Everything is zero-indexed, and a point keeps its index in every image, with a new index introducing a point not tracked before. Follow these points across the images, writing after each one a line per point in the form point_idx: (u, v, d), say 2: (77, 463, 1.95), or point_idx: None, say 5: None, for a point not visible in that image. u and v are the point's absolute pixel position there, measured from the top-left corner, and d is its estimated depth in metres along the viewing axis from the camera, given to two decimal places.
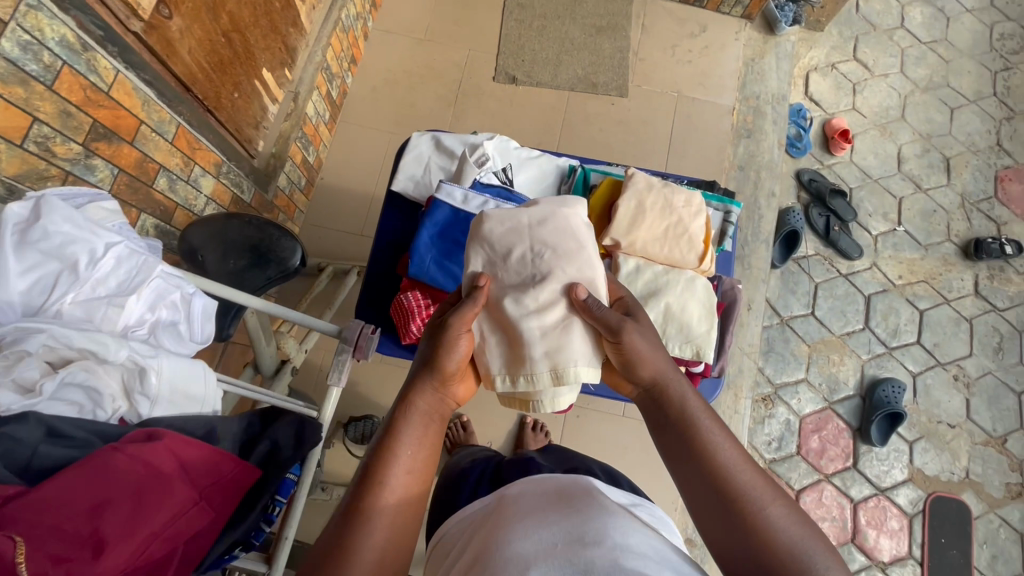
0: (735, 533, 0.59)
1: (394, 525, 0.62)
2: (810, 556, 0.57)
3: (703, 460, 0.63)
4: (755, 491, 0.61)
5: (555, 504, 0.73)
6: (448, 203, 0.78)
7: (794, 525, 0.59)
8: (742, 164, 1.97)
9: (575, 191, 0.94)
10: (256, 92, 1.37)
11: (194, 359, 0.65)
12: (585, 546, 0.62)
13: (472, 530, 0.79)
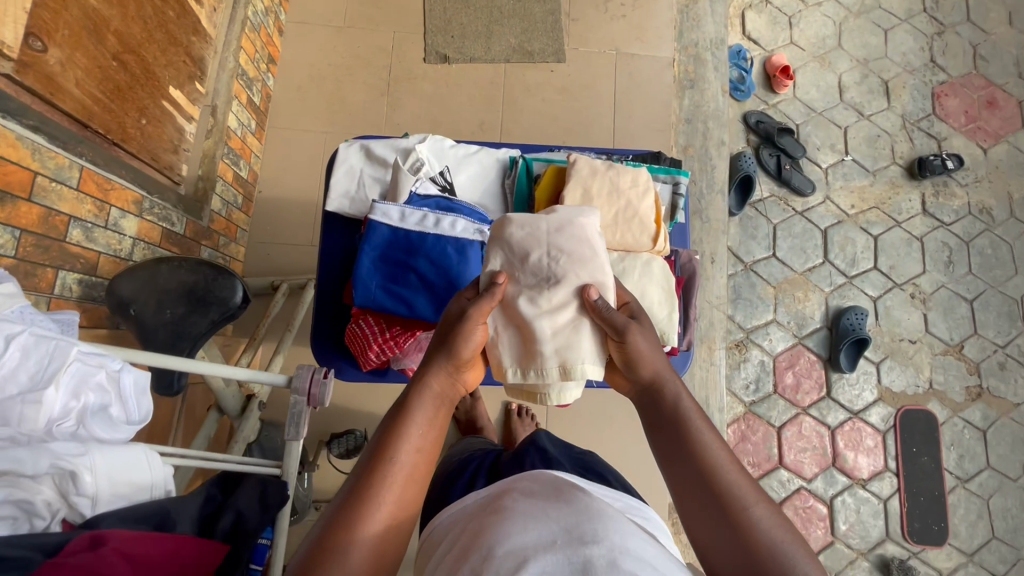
0: (723, 527, 0.60)
1: (390, 522, 0.61)
2: (792, 558, 0.58)
3: (695, 456, 0.64)
4: (745, 495, 0.62)
5: (553, 500, 0.71)
6: (384, 223, 0.74)
7: (778, 527, 0.60)
8: (689, 117, 1.95)
9: (519, 185, 0.91)
10: (167, 114, 1.25)
11: (133, 447, 0.61)
12: (584, 546, 0.59)
13: (462, 523, 0.76)
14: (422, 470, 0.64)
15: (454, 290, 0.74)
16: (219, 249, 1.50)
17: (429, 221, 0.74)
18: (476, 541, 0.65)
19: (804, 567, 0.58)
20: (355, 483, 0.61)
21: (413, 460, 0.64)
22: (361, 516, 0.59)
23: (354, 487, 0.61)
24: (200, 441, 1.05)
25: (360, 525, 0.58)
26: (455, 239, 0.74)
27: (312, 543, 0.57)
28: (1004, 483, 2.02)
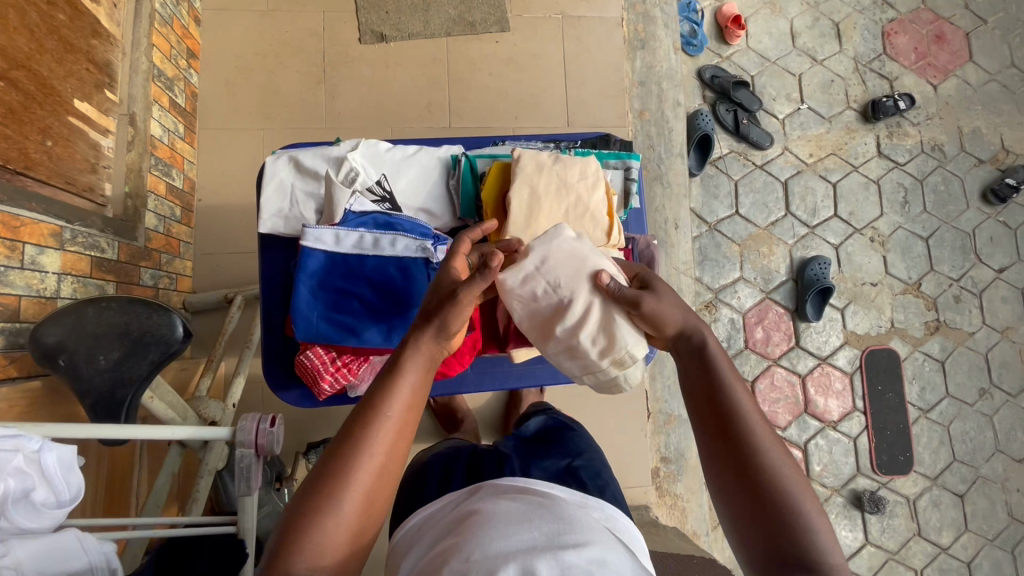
0: (735, 470, 0.61)
1: (381, 477, 0.59)
2: (802, 503, 0.58)
3: (719, 399, 0.64)
4: (764, 445, 0.61)
5: (536, 505, 0.70)
6: (319, 250, 0.70)
7: (794, 475, 0.60)
8: (642, 80, 1.90)
9: (465, 184, 0.87)
10: (76, 131, 1.14)
11: (60, 533, 0.57)
12: (565, 553, 0.58)
13: (447, 518, 0.74)
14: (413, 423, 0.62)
15: (400, 311, 0.72)
16: (162, 267, 1.41)
17: (367, 242, 0.71)
18: (454, 545, 0.63)
19: (815, 517, 0.58)
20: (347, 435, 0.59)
21: (404, 415, 0.61)
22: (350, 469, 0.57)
23: (343, 438, 0.59)
24: (163, 480, 1.00)
25: (352, 474, 0.57)
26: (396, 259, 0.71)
27: (305, 491, 0.56)
28: (963, 409, 2.13)
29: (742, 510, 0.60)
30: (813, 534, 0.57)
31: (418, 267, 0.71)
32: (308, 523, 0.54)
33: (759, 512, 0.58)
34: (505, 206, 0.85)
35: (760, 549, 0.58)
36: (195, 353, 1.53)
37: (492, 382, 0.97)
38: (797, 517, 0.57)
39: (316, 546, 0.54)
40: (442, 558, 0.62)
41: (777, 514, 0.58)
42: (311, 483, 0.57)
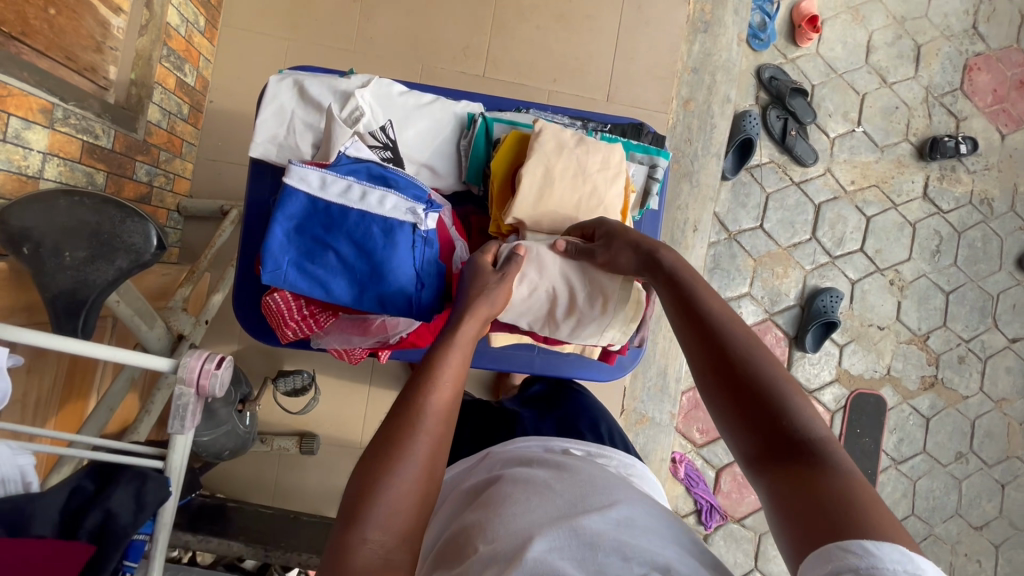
0: (724, 376, 0.62)
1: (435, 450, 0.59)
2: (793, 397, 0.59)
3: (699, 316, 0.67)
4: (744, 346, 0.64)
5: (559, 471, 0.72)
6: (303, 190, 0.63)
7: (778, 369, 0.61)
8: (697, 66, 1.77)
9: (476, 148, 0.80)
10: (85, 5, 1.06)
11: None
12: (591, 517, 0.60)
13: (469, 489, 0.76)
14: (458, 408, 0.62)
15: (379, 277, 0.65)
16: (159, 165, 1.36)
17: (355, 193, 0.64)
18: (481, 518, 0.65)
19: (805, 404, 0.59)
20: (396, 414, 0.59)
21: (452, 394, 0.62)
22: (405, 445, 0.57)
23: (397, 414, 0.59)
24: (121, 383, 0.96)
25: (415, 437, 0.57)
26: (383, 218, 0.64)
27: (357, 477, 0.56)
28: (934, 467, 2.11)
29: (736, 415, 0.60)
30: (803, 416, 0.57)
31: (406, 232, 0.65)
32: (366, 500, 0.53)
33: (752, 410, 0.59)
34: (514, 183, 0.78)
35: (760, 447, 0.57)
36: (183, 257, 1.50)
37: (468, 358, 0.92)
38: (786, 403, 0.58)
39: (376, 520, 0.53)
40: (480, 524, 0.64)
41: (771, 410, 0.58)
42: (365, 466, 0.56)
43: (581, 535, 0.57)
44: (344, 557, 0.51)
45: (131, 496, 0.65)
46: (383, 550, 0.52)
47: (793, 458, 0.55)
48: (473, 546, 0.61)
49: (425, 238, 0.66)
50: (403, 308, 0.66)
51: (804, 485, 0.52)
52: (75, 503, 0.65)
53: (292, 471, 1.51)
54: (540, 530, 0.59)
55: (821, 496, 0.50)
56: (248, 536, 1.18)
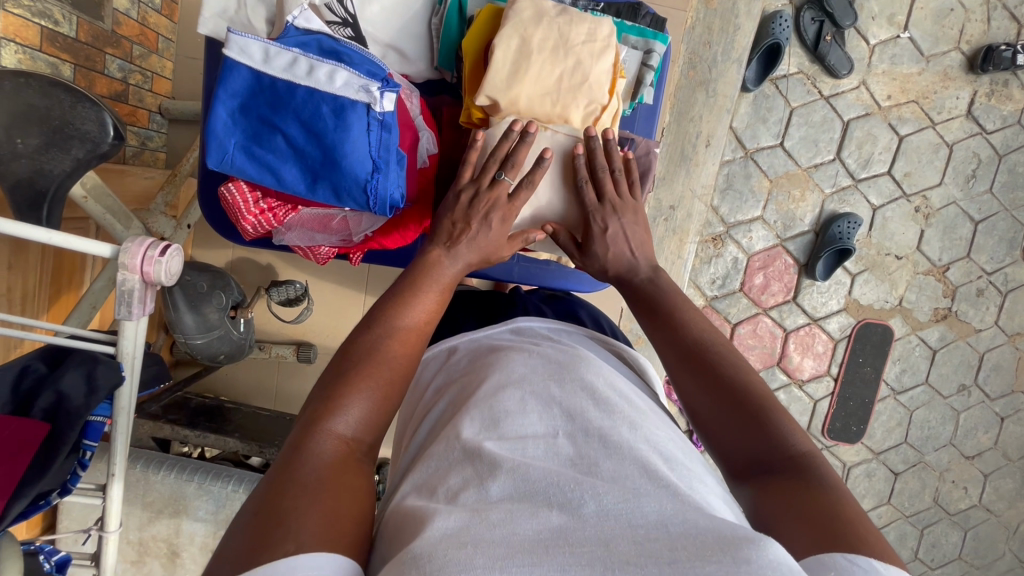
0: (710, 381, 0.63)
1: (402, 362, 0.63)
2: (772, 410, 0.59)
3: (672, 323, 0.69)
4: (726, 358, 0.65)
5: (560, 366, 0.69)
6: (244, 64, 0.57)
7: (754, 377, 0.63)
8: None
9: (447, 26, 0.73)
10: None
11: None
12: (581, 443, 0.58)
13: (452, 378, 0.75)
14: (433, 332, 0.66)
15: (331, 166, 0.60)
16: (133, 60, 1.28)
17: (301, 67, 0.58)
18: (462, 417, 0.64)
19: (782, 417, 0.59)
20: (368, 341, 0.63)
21: (422, 321, 0.66)
22: (374, 366, 0.61)
23: (365, 333, 0.63)
24: (102, 282, 0.94)
25: (383, 351, 0.62)
26: (333, 96, 0.58)
27: (319, 392, 0.59)
28: (934, 399, 2.10)
29: (729, 418, 0.60)
30: (793, 433, 0.58)
31: (358, 113, 0.59)
32: (332, 405, 0.57)
33: (744, 420, 0.59)
34: (487, 60, 0.70)
35: (754, 450, 0.58)
36: (169, 163, 1.46)
37: None
38: (775, 418, 0.59)
39: (342, 427, 0.56)
40: (455, 428, 0.63)
41: (757, 418, 0.59)
42: (331, 380, 0.60)
43: (564, 462, 0.57)
44: (302, 445, 0.54)
45: (83, 377, 0.66)
46: (345, 443, 0.56)
47: (790, 473, 0.55)
48: (458, 429, 0.62)
49: (382, 122, 0.60)
50: (361, 200, 0.62)
51: (797, 492, 0.52)
52: (26, 383, 0.68)
53: (292, 379, 1.55)
54: (529, 450, 0.58)
55: (818, 508, 0.50)
56: (244, 433, 1.24)
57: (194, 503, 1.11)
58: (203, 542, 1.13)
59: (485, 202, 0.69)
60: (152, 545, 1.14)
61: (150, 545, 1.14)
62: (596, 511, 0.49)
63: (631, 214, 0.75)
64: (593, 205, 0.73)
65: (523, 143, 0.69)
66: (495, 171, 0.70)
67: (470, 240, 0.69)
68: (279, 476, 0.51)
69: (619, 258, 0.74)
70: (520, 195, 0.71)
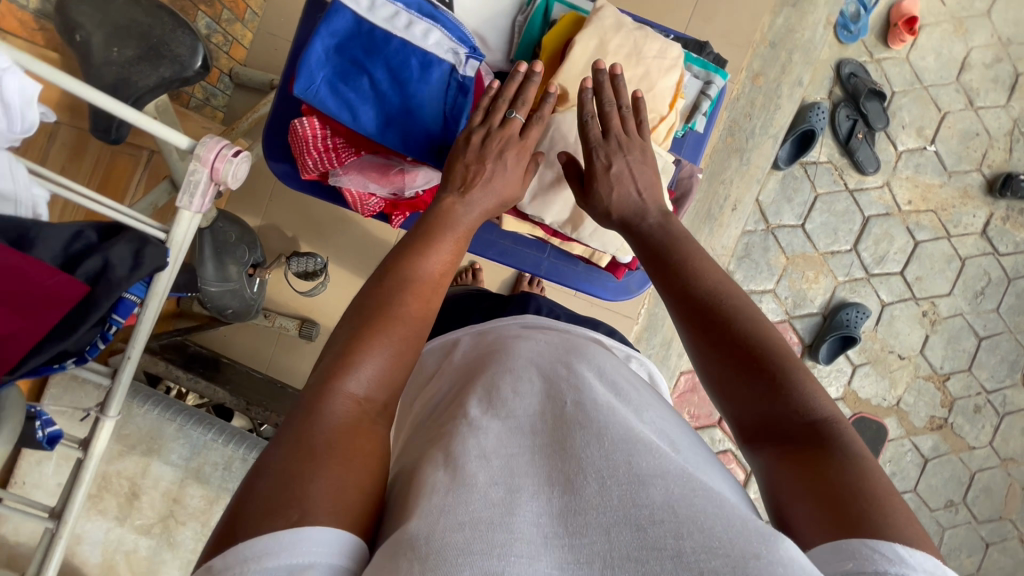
0: (721, 343, 0.61)
1: (414, 316, 0.61)
2: (794, 375, 0.57)
3: (686, 276, 0.66)
4: (744, 317, 0.61)
5: (569, 351, 0.69)
6: (351, 8, 0.64)
7: (766, 331, 0.60)
8: (776, 41, 1.69)
9: (531, 26, 0.78)
10: None
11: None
12: (589, 410, 0.56)
13: (466, 356, 0.76)
14: (450, 282, 0.65)
15: (407, 113, 0.68)
16: (219, 22, 1.36)
17: (400, 21, 0.66)
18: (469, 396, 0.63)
19: (803, 376, 0.57)
20: (382, 294, 0.61)
21: (439, 272, 0.65)
22: (389, 323, 0.59)
23: (376, 289, 0.62)
24: (146, 204, 0.99)
25: (394, 308, 0.60)
26: (423, 51, 0.66)
27: (329, 354, 0.58)
28: (921, 509, 2.05)
29: (743, 386, 0.58)
30: (813, 399, 0.56)
31: (442, 72, 0.67)
32: (344, 365, 0.56)
33: (758, 388, 0.57)
34: (564, 56, 0.75)
35: (774, 429, 0.56)
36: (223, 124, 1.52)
37: (475, 245, 0.89)
38: (794, 387, 0.56)
39: (352, 387, 0.55)
40: (467, 401, 0.62)
41: (775, 388, 0.57)
42: (345, 337, 0.59)
43: (566, 425, 0.55)
44: (314, 409, 0.53)
45: (130, 251, 0.64)
46: (354, 406, 0.55)
47: (808, 449, 0.54)
48: (465, 406, 0.61)
49: (461, 84, 0.68)
50: (426, 149, 0.70)
51: (819, 473, 0.51)
52: (77, 246, 0.64)
53: (287, 352, 1.54)
54: (537, 428, 0.56)
55: (838, 491, 0.49)
56: (235, 388, 1.24)
57: (169, 445, 1.10)
58: (170, 487, 1.09)
59: (498, 141, 0.67)
60: (114, 482, 1.09)
61: (112, 481, 1.09)
62: (600, 490, 0.47)
63: (636, 152, 0.73)
64: (598, 142, 0.72)
65: (530, 79, 0.69)
66: (506, 110, 0.68)
67: (488, 185, 0.68)
68: (290, 439, 0.51)
69: (629, 205, 0.72)
70: (530, 132, 0.70)
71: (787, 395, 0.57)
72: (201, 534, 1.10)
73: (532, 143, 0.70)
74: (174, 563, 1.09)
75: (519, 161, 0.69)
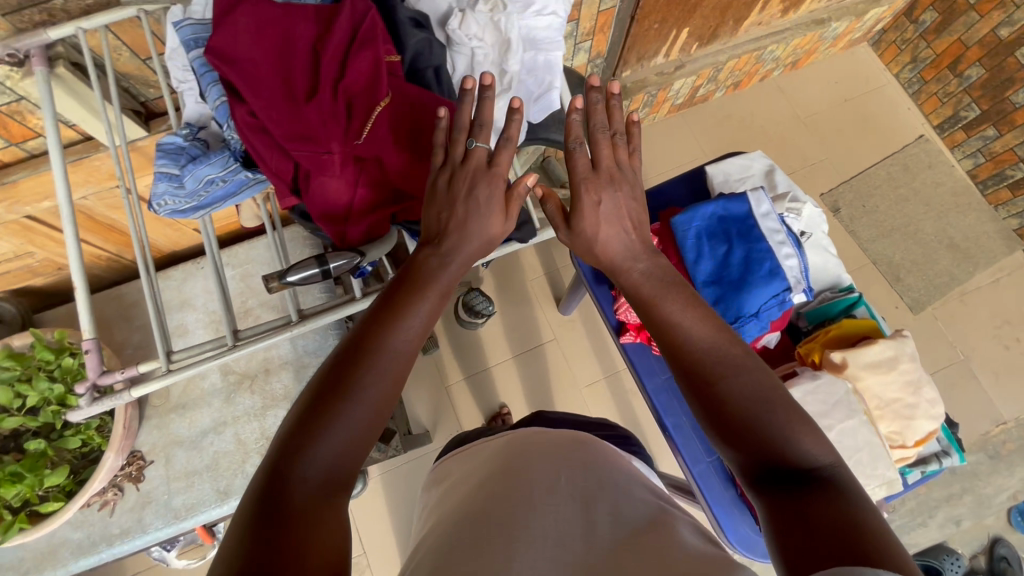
0: (712, 406, 0.53)
1: (393, 385, 0.53)
2: (772, 423, 0.51)
3: (676, 340, 0.59)
4: (730, 371, 0.55)
5: (561, 448, 0.65)
6: (751, 203, 0.82)
7: (755, 384, 0.53)
8: (956, 470, 1.68)
9: (834, 305, 0.91)
10: (665, 37, 1.48)
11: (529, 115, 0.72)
12: (585, 492, 0.56)
13: (472, 453, 0.72)
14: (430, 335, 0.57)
15: (732, 288, 0.78)
16: None
17: (778, 236, 0.80)
18: (473, 504, 0.57)
19: (789, 426, 0.51)
20: (349, 366, 0.52)
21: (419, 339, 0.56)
22: (355, 393, 0.50)
23: (350, 335, 0.55)
24: None
25: (365, 353, 0.53)
26: (778, 263, 0.78)
27: (292, 418, 0.50)
28: None
29: (726, 434, 0.52)
30: (806, 443, 0.49)
31: (781, 285, 0.77)
32: (304, 444, 0.47)
33: (748, 445, 0.50)
34: (852, 343, 0.83)
35: (771, 486, 0.49)
36: None
37: (664, 403, 0.96)
38: (785, 437, 0.50)
39: (314, 458, 0.47)
40: (455, 512, 0.57)
41: (759, 443, 0.50)
42: (309, 398, 0.51)
43: (556, 495, 0.55)
44: (280, 493, 0.45)
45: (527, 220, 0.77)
46: (320, 484, 0.47)
47: (803, 492, 0.47)
48: (472, 510, 0.55)
49: (785, 301, 0.77)
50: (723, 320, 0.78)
51: (812, 520, 0.43)
52: None
53: None
54: (533, 517, 0.52)
55: (843, 541, 0.41)
56: None
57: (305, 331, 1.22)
58: (274, 360, 1.17)
59: (465, 174, 0.59)
60: None
61: None
62: (594, 548, 0.48)
63: (627, 187, 0.67)
64: (584, 172, 0.65)
65: (488, 97, 0.60)
66: (466, 140, 0.60)
67: (464, 227, 0.58)
68: (263, 530, 0.42)
69: (624, 241, 0.65)
70: (501, 158, 0.61)
71: (776, 446, 0.50)
72: (253, 412, 1.15)
73: (506, 169, 0.61)
74: (214, 412, 1.15)
75: (494, 193, 0.60)
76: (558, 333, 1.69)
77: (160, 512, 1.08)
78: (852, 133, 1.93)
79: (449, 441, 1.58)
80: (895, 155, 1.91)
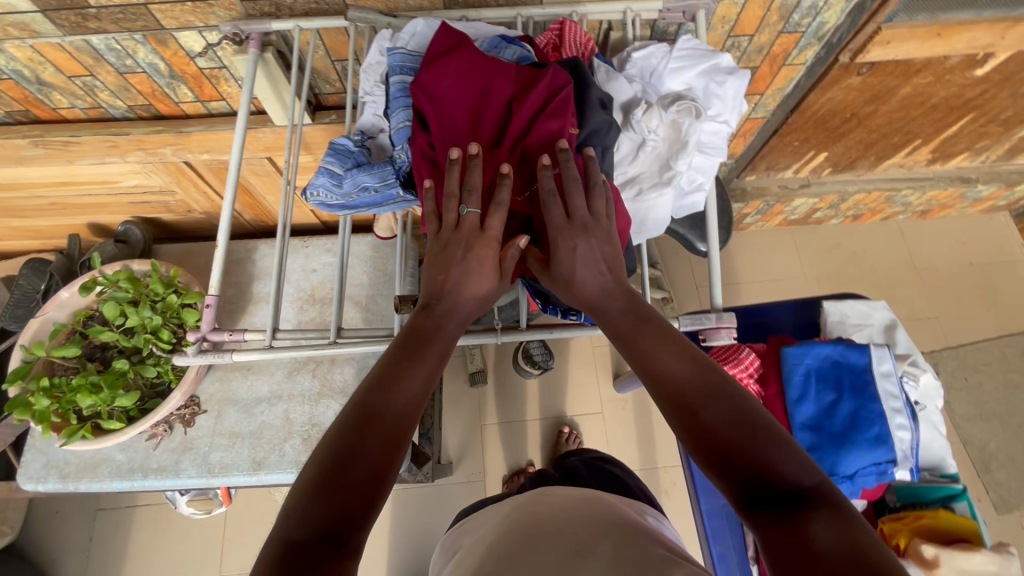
0: (693, 440, 0.47)
1: (393, 440, 0.50)
2: (760, 447, 0.45)
3: (653, 376, 0.52)
4: (706, 396, 0.49)
5: (572, 508, 0.61)
6: (872, 360, 0.82)
7: (731, 407, 0.48)
8: None
9: (934, 490, 0.84)
10: (801, 155, 1.46)
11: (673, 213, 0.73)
12: (581, 545, 0.51)
13: (488, 517, 0.68)
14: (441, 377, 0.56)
15: (834, 441, 0.77)
16: None
17: (894, 402, 0.79)
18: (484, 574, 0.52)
19: (776, 447, 0.45)
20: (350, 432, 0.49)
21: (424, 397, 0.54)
22: (358, 463, 0.47)
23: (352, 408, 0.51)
24: None
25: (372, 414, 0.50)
26: (888, 431, 0.77)
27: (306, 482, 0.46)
28: None
29: (715, 463, 0.46)
30: (794, 464, 0.44)
31: (887, 455, 0.76)
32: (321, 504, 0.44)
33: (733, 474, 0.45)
34: (949, 541, 0.77)
35: (764, 517, 0.42)
36: None
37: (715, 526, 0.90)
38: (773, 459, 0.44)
39: (330, 520, 0.44)
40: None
41: (745, 470, 0.44)
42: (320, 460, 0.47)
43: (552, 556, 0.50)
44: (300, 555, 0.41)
45: None
46: (337, 539, 0.43)
47: (797, 517, 0.41)
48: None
49: (886, 472, 0.76)
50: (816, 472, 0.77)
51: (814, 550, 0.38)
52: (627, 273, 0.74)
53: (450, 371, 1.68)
54: None
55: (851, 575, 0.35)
56: None
57: None
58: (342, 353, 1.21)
59: (457, 239, 0.60)
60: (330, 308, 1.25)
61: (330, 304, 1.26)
62: None
63: (603, 234, 0.60)
64: (556, 224, 0.59)
65: (472, 164, 0.60)
66: (456, 207, 0.60)
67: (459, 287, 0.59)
68: None
69: (602, 285, 0.59)
70: (489, 220, 0.60)
71: (766, 468, 0.44)
72: (309, 395, 1.19)
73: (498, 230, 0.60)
74: (274, 383, 1.20)
75: (488, 256, 0.60)
76: (606, 408, 1.65)
77: (196, 461, 1.11)
78: (969, 299, 1.81)
79: (469, 480, 1.55)
80: (1013, 336, 1.76)
